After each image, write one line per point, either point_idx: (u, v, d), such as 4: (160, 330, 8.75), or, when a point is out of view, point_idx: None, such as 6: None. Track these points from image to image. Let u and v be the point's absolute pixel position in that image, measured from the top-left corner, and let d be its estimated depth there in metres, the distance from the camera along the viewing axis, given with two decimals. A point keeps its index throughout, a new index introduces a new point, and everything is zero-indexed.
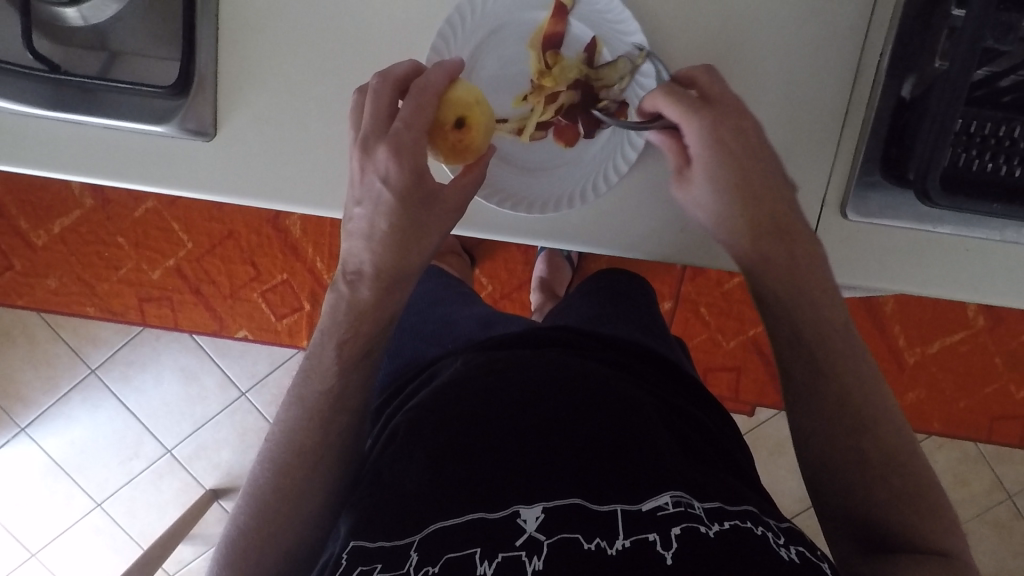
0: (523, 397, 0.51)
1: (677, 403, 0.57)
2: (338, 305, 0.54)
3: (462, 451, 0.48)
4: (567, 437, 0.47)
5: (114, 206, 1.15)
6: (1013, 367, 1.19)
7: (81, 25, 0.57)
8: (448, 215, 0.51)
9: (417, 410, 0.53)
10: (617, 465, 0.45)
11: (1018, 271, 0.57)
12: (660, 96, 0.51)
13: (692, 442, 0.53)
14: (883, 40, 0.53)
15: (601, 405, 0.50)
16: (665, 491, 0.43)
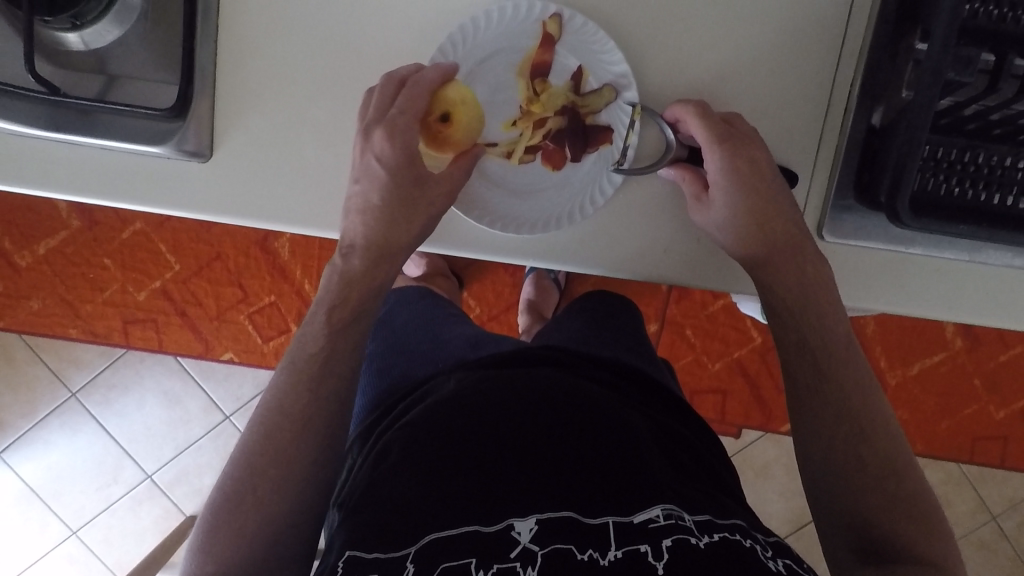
0: (518, 413, 0.53)
1: (666, 421, 0.59)
2: (332, 276, 0.57)
3: (458, 465, 0.49)
4: (560, 454, 0.50)
5: (100, 228, 1.32)
6: (992, 389, 1.26)
7: (81, 50, 0.57)
8: (438, 198, 0.55)
9: (408, 426, 0.54)
10: (608, 482, 0.48)
11: (987, 291, 0.60)
12: (691, 111, 0.54)
13: (680, 459, 0.55)
14: (853, 70, 0.56)
15: (594, 424, 0.52)
16: (657, 505, 0.46)
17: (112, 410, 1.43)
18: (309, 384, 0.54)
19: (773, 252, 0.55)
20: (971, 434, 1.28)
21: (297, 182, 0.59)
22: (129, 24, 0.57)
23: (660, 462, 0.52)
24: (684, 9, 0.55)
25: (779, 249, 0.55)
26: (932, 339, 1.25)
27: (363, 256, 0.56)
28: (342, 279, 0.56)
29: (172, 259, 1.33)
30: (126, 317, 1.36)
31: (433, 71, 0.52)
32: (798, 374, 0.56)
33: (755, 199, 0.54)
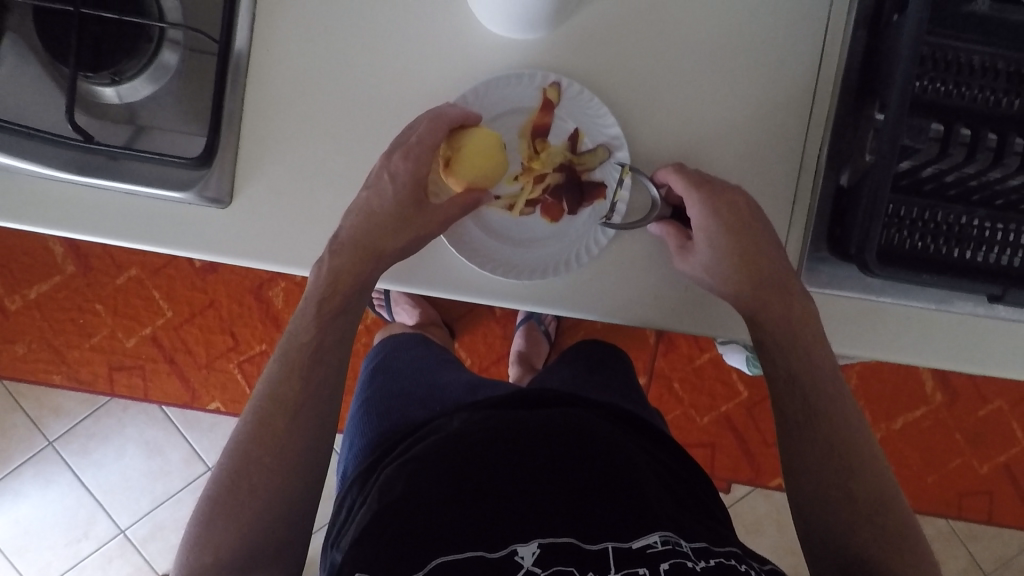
0: (523, 444, 0.56)
1: (662, 458, 0.62)
2: (320, 269, 0.60)
3: (466, 493, 0.52)
4: (562, 483, 0.53)
5: (94, 274, 1.34)
6: (973, 443, 1.30)
7: (116, 103, 0.61)
8: (431, 224, 0.59)
9: (415, 460, 0.57)
10: (608, 509, 0.51)
11: (954, 338, 0.64)
12: (672, 172, 0.60)
13: (675, 492, 0.58)
14: (821, 136, 0.62)
15: (595, 454, 0.55)
16: (655, 531, 0.49)
17: (89, 460, 1.39)
18: None
19: (765, 293, 0.60)
20: (958, 490, 1.31)
21: (313, 228, 0.63)
22: (163, 82, 0.61)
23: (658, 492, 0.55)
24: (671, 80, 0.62)
25: (767, 291, 0.60)
26: (913, 394, 1.29)
27: (351, 256, 0.59)
28: (331, 274, 0.60)
29: (165, 306, 1.35)
30: (113, 363, 1.36)
31: (454, 110, 0.56)
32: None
33: (738, 246, 0.59)
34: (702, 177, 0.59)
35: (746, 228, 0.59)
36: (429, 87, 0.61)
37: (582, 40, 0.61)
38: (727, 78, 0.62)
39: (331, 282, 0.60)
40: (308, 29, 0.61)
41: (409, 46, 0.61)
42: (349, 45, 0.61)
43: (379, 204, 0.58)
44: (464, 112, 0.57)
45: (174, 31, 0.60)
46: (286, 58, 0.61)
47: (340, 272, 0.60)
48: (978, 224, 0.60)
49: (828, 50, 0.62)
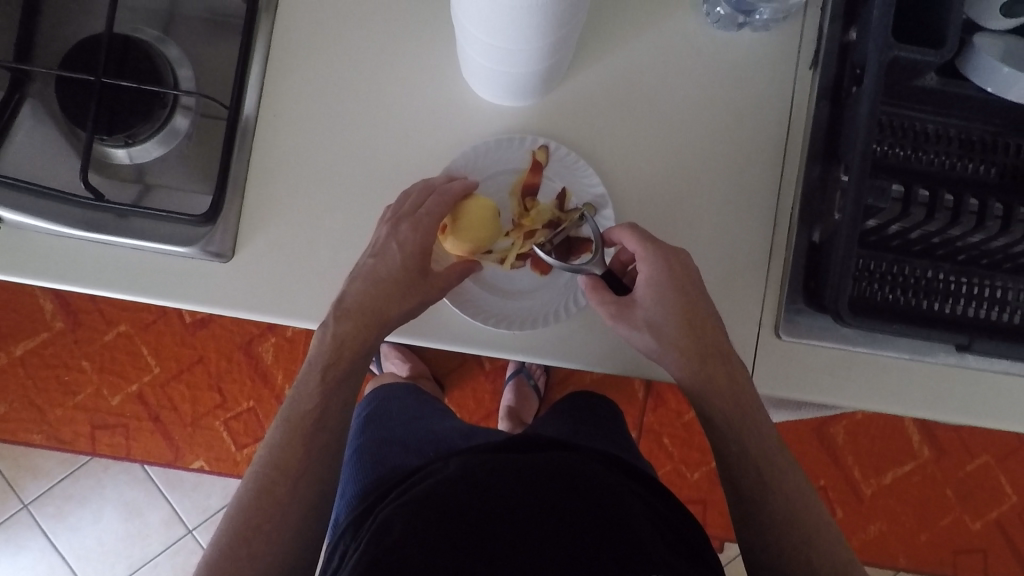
0: (518, 487, 0.57)
1: (655, 501, 0.63)
2: (323, 337, 0.60)
3: (462, 540, 0.53)
4: (556, 527, 0.54)
5: (84, 331, 1.34)
6: (964, 499, 1.30)
7: (126, 163, 0.64)
8: (436, 291, 0.61)
9: (410, 504, 0.57)
10: (601, 551, 0.52)
11: (929, 386, 0.67)
12: (626, 230, 0.61)
13: (668, 537, 0.58)
14: (792, 196, 0.67)
15: (588, 497, 0.56)
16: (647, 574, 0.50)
17: (65, 524, 1.35)
18: None
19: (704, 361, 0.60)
20: (951, 547, 1.30)
21: (311, 281, 0.65)
22: (173, 144, 0.65)
23: (652, 537, 0.55)
24: (651, 144, 0.66)
25: (710, 355, 0.61)
26: (901, 448, 1.31)
27: (354, 323, 0.60)
28: (335, 341, 0.60)
29: (153, 363, 1.35)
30: (96, 422, 1.34)
31: (459, 185, 0.61)
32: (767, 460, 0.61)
33: (681, 310, 0.60)
34: (655, 239, 0.61)
35: (689, 294, 0.60)
36: (425, 150, 0.65)
37: (569, 108, 0.66)
38: (703, 143, 0.67)
39: (335, 348, 0.60)
40: (313, 97, 0.65)
41: (407, 112, 0.65)
42: (352, 111, 0.65)
43: (382, 270, 0.60)
44: (466, 185, 0.61)
45: (188, 99, 0.63)
46: (292, 123, 0.65)
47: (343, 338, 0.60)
48: (944, 278, 0.64)
49: (794, 118, 0.67)
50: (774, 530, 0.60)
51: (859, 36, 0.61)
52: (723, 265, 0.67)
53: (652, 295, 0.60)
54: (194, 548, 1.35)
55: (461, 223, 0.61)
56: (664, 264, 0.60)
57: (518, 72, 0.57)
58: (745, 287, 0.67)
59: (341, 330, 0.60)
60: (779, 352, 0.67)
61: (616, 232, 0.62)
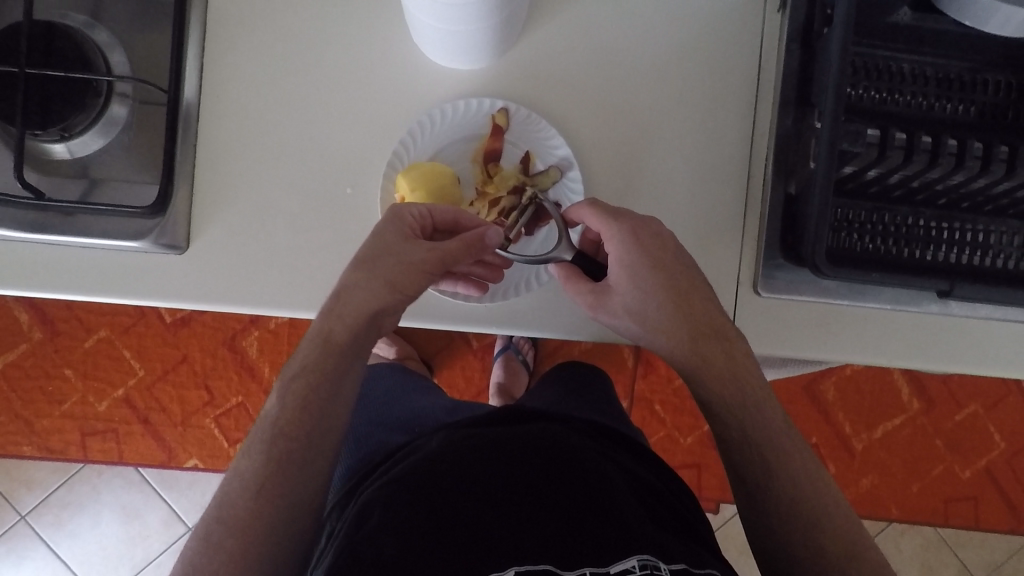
0: (498, 468, 0.55)
1: (640, 472, 0.61)
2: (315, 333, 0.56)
3: (440, 522, 0.51)
4: (537, 507, 0.52)
5: (63, 339, 1.32)
6: (953, 449, 1.30)
7: (67, 158, 0.61)
8: (418, 256, 0.55)
9: (390, 486, 0.55)
10: (583, 531, 0.50)
11: (914, 335, 0.65)
12: (585, 208, 0.59)
13: (655, 510, 0.57)
14: (765, 147, 0.64)
15: (570, 474, 0.55)
16: (632, 554, 0.48)
17: (65, 530, 1.33)
18: None
19: (686, 332, 0.59)
20: (942, 496, 1.30)
21: (270, 269, 0.62)
22: (114, 134, 0.61)
23: (636, 512, 0.53)
24: (616, 103, 0.63)
25: (693, 326, 0.59)
26: (890, 402, 1.30)
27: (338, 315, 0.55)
28: (325, 337, 0.55)
29: (137, 365, 1.32)
30: (85, 429, 1.32)
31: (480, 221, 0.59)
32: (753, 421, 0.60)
33: (659, 281, 0.58)
34: (618, 211, 0.58)
35: (665, 263, 0.58)
36: (380, 124, 0.62)
37: (528, 70, 0.63)
38: (671, 98, 0.64)
39: (317, 351, 0.55)
40: (259, 75, 0.62)
41: (359, 86, 0.62)
42: (301, 87, 0.62)
43: (365, 252, 0.55)
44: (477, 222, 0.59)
45: (122, 85, 0.60)
46: (237, 104, 0.62)
47: (326, 336, 0.55)
48: (924, 224, 0.62)
49: (763, 66, 0.64)
50: (763, 492, 0.58)
51: None
52: (697, 224, 0.64)
53: (626, 268, 0.59)
54: None
55: (428, 190, 0.59)
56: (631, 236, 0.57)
57: (465, 30, 0.54)
58: (722, 246, 0.64)
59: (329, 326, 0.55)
60: (759, 311, 0.64)
61: (576, 211, 0.59)
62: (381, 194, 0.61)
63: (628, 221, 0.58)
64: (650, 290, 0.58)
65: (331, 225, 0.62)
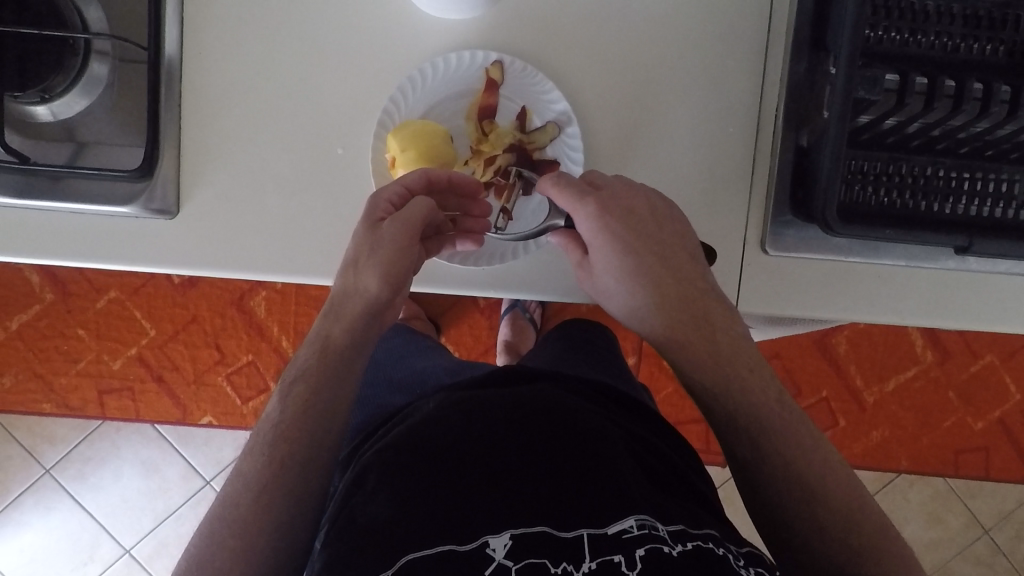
0: (494, 433, 0.54)
1: (640, 432, 0.60)
2: (313, 342, 0.57)
3: (436, 486, 0.51)
4: (535, 471, 0.51)
5: (75, 299, 1.33)
6: (967, 400, 1.29)
7: (51, 121, 0.59)
8: (387, 241, 0.54)
9: (389, 448, 0.55)
10: (581, 493, 0.50)
11: (929, 292, 0.63)
12: (548, 184, 0.56)
13: (656, 470, 0.56)
14: (776, 97, 0.61)
15: (570, 437, 0.54)
16: (631, 515, 0.48)
17: (88, 484, 1.37)
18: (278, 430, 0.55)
19: (685, 318, 0.57)
20: (953, 447, 1.30)
21: (262, 233, 0.61)
22: (96, 94, 0.60)
23: (635, 473, 0.53)
24: (618, 51, 0.60)
25: (695, 306, 0.57)
26: (903, 354, 1.28)
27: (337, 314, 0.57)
28: (324, 338, 0.57)
29: (148, 325, 1.34)
30: (101, 387, 1.35)
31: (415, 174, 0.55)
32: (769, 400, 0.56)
33: (642, 250, 0.57)
34: (584, 188, 0.56)
35: (649, 234, 0.56)
36: (370, 80, 0.60)
37: (524, 17, 0.60)
38: (676, 44, 0.60)
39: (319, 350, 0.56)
40: (244, 29, 0.59)
41: (348, 38, 0.59)
42: (287, 42, 0.59)
43: (357, 255, 0.55)
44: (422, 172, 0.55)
45: (100, 42, 0.58)
46: (222, 60, 0.60)
47: (330, 340, 0.56)
48: (944, 174, 0.59)
49: (775, 8, 0.60)
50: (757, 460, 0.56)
51: None
52: (703, 179, 0.61)
53: (601, 246, 0.56)
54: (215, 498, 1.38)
55: (421, 152, 0.56)
56: (601, 213, 0.55)
57: None
58: (730, 202, 0.62)
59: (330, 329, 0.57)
60: (767, 269, 0.62)
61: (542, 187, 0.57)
62: (372, 154, 0.59)
63: (601, 194, 0.55)
64: (636, 265, 0.57)
65: (324, 187, 0.60)
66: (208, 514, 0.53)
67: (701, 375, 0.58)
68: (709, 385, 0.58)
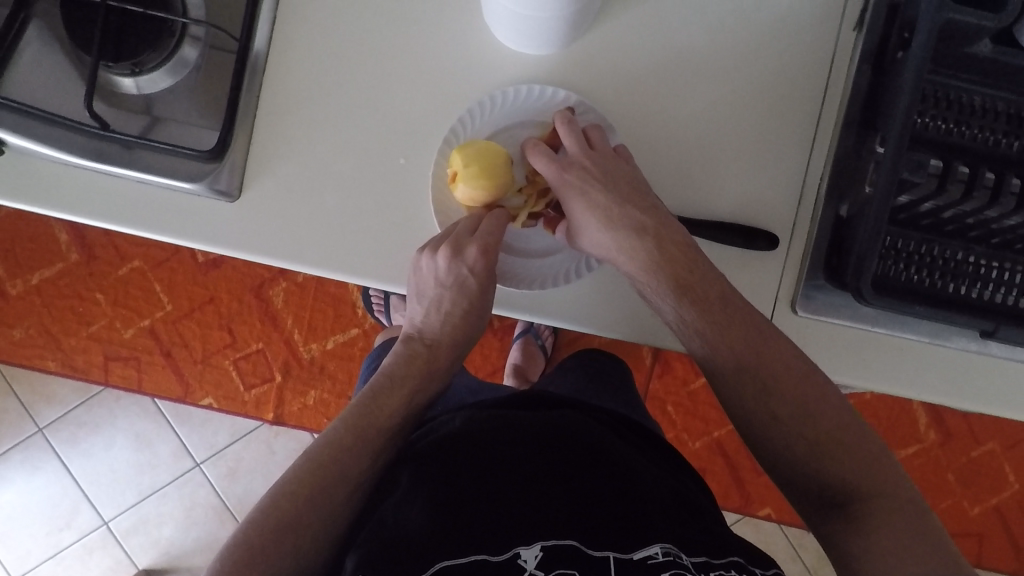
0: (526, 450, 0.55)
1: (671, 470, 0.62)
2: (397, 359, 0.63)
3: (468, 496, 0.52)
4: (567, 488, 0.53)
5: (98, 264, 1.35)
6: (964, 484, 1.30)
7: (134, 93, 0.62)
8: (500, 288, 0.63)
9: (422, 455, 0.57)
10: (613, 516, 0.52)
11: (948, 372, 0.65)
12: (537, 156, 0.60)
13: (686, 498, 0.58)
14: (822, 166, 0.64)
15: (602, 462, 0.56)
16: (655, 542, 0.50)
17: (79, 449, 1.37)
18: (341, 440, 0.57)
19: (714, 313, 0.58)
20: (947, 530, 1.30)
21: (317, 227, 0.63)
22: (182, 75, 0.63)
23: (663, 500, 0.55)
24: (678, 103, 0.63)
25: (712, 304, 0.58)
26: (907, 430, 1.30)
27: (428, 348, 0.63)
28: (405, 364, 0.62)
29: (166, 299, 1.35)
30: (109, 353, 1.36)
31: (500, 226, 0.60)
32: (791, 451, 0.58)
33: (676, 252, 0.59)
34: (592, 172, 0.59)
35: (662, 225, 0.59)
36: (441, 97, 0.63)
37: (594, 57, 0.63)
38: (734, 103, 0.63)
39: (399, 378, 0.61)
40: (329, 33, 0.63)
41: (427, 55, 0.63)
42: (368, 50, 0.63)
43: (471, 304, 0.62)
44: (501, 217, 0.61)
45: (196, 27, 0.62)
46: (305, 60, 0.63)
47: (432, 356, 0.63)
48: (973, 261, 0.61)
49: (833, 82, 0.63)
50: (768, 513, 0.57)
51: None
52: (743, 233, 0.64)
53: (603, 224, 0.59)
54: (201, 482, 1.37)
55: (483, 169, 0.58)
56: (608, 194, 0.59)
57: (541, 17, 0.54)
58: (766, 259, 0.64)
59: (414, 354, 0.63)
60: (795, 328, 0.64)
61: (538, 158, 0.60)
62: (434, 167, 0.62)
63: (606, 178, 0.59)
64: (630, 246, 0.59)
65: (382, 191, 0.63)
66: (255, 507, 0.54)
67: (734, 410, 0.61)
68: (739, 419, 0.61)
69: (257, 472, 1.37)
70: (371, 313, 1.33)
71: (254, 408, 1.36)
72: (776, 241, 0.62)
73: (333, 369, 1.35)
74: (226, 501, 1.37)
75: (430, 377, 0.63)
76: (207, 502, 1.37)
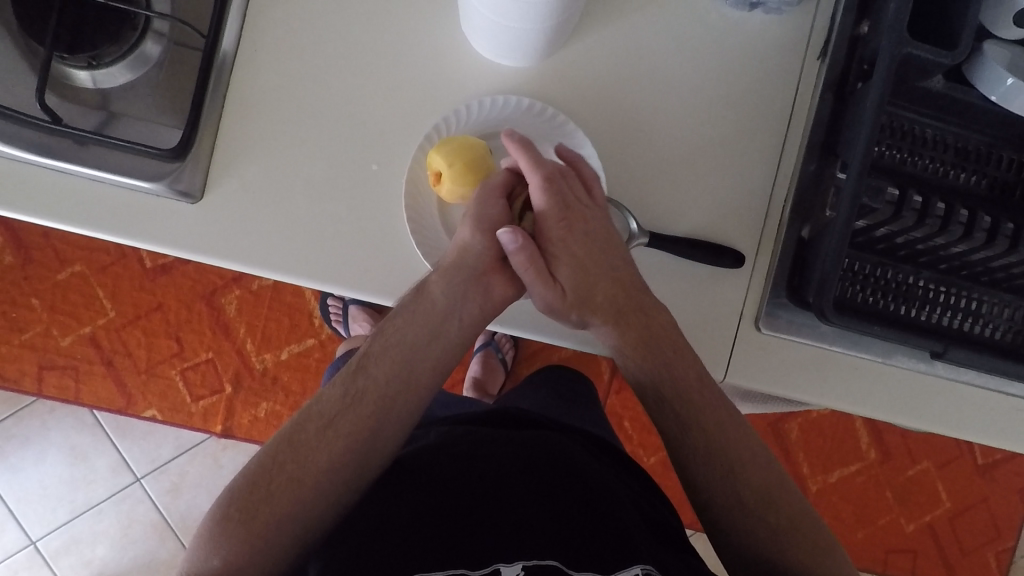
0: (503, 470, 0.56)
1: (645, 489, 0.62)
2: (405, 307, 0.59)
3: (449, 513, 0.52)
4: (546, 506, 0.54)
5: (35, 267, 1.27)
6: (902, 500, 1.35)
7: (90, 87, 0.59)
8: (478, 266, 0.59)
9: (397, 473, 0.57)
10: (594, 537, 0.52)
11: (898, 390, 0.67)
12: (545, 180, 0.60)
13: (661, 525, 0.58)
14: (787, 188, 0.66)
15: (579, 482, 0.56)
16: (638, 563, 0.50)
17: (6, 463, 1.28)
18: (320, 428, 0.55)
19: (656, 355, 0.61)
20: (885, 546, 1.35)
21: (284, 232, 0.61)
22: (141, 71, 0.60)
23: (640, 526, 0.55)
24: (649, 123, 0.64)
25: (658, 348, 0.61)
26: (849, 449, 1.34)
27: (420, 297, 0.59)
28: (407, 317, 0.59)
29: (109, 305, 1.28)
30: (43, 361, 1.28)
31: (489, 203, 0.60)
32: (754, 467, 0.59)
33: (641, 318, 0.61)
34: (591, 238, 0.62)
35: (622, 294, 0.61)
36: (415, 105, 0.62)
37: (570, 74, 0.64)
38: (705, 124, 0.65)
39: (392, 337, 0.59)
40: (302, 35, 0.61)
41: (403, 62, 0.62)
42: (341, 55, 0.62)
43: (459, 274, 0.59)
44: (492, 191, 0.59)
45: (161, 22, 0.59)
46: (275, 61, 0.61)
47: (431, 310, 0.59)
48: (924, 284, 0.64)
49: (797, 109, 0.66)
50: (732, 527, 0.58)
51: (871, 31, 0.60)
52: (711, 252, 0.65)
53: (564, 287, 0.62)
54: (141, 498, 1.30)
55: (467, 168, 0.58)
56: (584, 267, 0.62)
57: (520, 29, 0.54)
58: (731, 278, 0.66)
59: (414, 306, 0.59)
60: (757, 346, 0.66)
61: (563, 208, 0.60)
62: (407, 175, 0.61)
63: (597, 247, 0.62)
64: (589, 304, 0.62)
65: (351, 198, 0.61)
66: (217, 532, 0.52)
67: (698, 423, 0.62)
68: (702, 433, 0.62)
69: (202, 488, 1.30)
70: (329, 323, 1.30)
71: (201, 421, 1.30)
72: (742, 259, 0.64)
73: (286, 380, 1.30)
74: (167, 519, 1.30)
75: (428, 341, 0.59)
76: (147, 520, 1.29)
